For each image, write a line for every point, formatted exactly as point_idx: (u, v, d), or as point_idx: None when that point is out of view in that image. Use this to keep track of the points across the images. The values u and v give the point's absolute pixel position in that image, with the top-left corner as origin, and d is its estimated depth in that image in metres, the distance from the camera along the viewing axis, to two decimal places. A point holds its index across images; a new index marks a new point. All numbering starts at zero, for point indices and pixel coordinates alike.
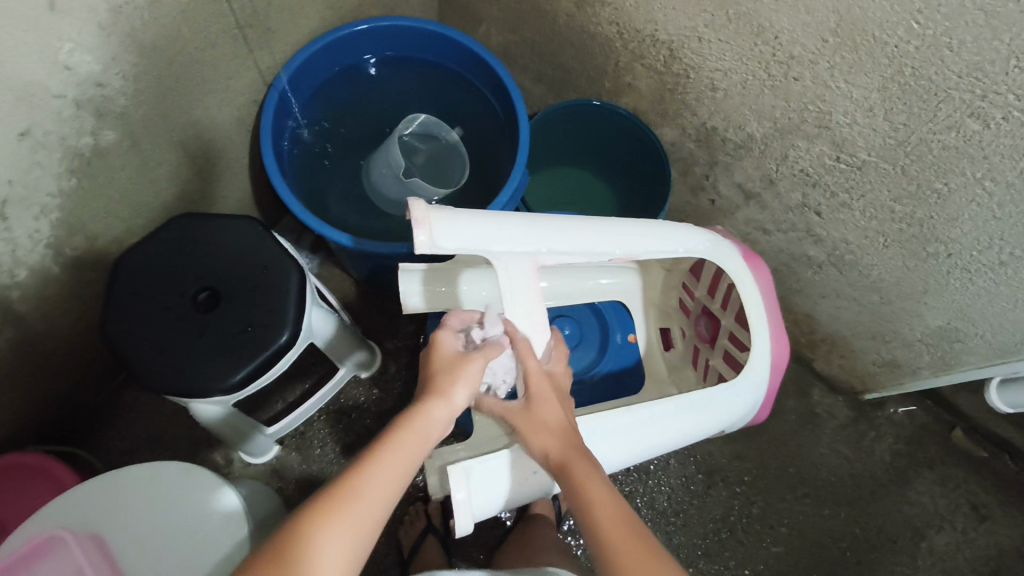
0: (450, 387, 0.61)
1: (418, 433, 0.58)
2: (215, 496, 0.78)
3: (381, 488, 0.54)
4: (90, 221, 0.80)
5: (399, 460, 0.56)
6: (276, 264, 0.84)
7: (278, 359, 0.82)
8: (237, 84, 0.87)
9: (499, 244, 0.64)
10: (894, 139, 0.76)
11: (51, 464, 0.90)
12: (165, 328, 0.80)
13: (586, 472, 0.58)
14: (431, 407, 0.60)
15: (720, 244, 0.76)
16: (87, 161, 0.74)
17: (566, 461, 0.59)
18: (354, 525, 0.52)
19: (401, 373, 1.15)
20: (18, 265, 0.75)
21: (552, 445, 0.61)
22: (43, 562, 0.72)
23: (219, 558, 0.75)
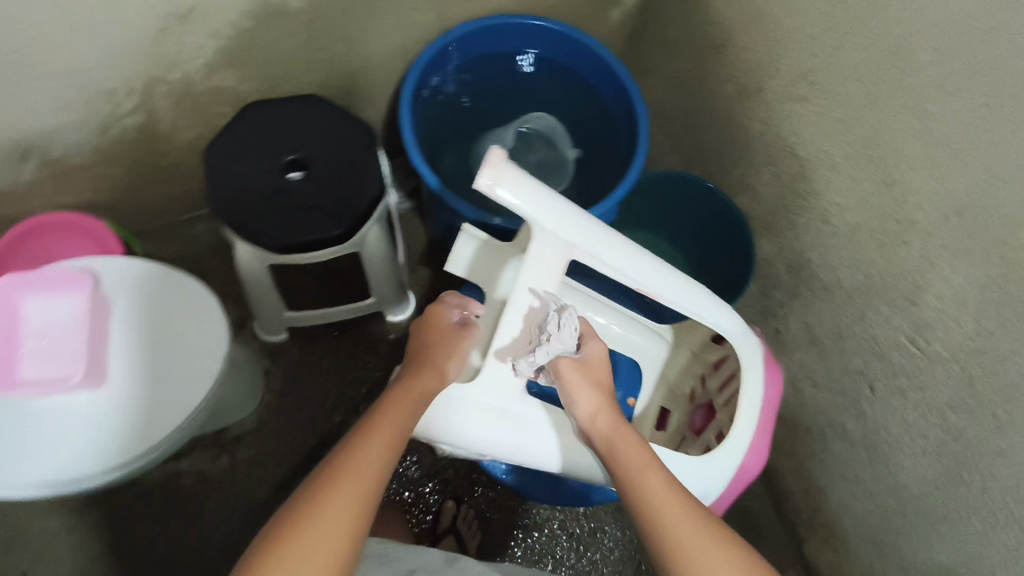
0: (443, 361, 0.68)
1: (409, 399, 0.64)
2: (208, 314, 0.84)
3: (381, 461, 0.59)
4: (246, 65, 0.92)
5: (398, 424, 0.62)
6: (364, 171, 0.91)
7: (322, 246, 0.88)
8: (418, 18, 0.96)
9: (552, 223, 0.63)
10: (975, 343, 0.72)
11: (94, 224, 1.05)
12: (250, 173, 0.89)
13: (628, 441, 0.64)
14: (428, 378, 0.66)
15: (748, 337, 0.75)
16: (271, 14, 0.85)
17: (610, 435, 0.65)
18: (361, 490, 0.56)
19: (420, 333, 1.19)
20: (175, 67, 0.87)
21: (596, 416, 0.67)
22: (54, 295, 0.79)
23: (185, 376, 0.80)
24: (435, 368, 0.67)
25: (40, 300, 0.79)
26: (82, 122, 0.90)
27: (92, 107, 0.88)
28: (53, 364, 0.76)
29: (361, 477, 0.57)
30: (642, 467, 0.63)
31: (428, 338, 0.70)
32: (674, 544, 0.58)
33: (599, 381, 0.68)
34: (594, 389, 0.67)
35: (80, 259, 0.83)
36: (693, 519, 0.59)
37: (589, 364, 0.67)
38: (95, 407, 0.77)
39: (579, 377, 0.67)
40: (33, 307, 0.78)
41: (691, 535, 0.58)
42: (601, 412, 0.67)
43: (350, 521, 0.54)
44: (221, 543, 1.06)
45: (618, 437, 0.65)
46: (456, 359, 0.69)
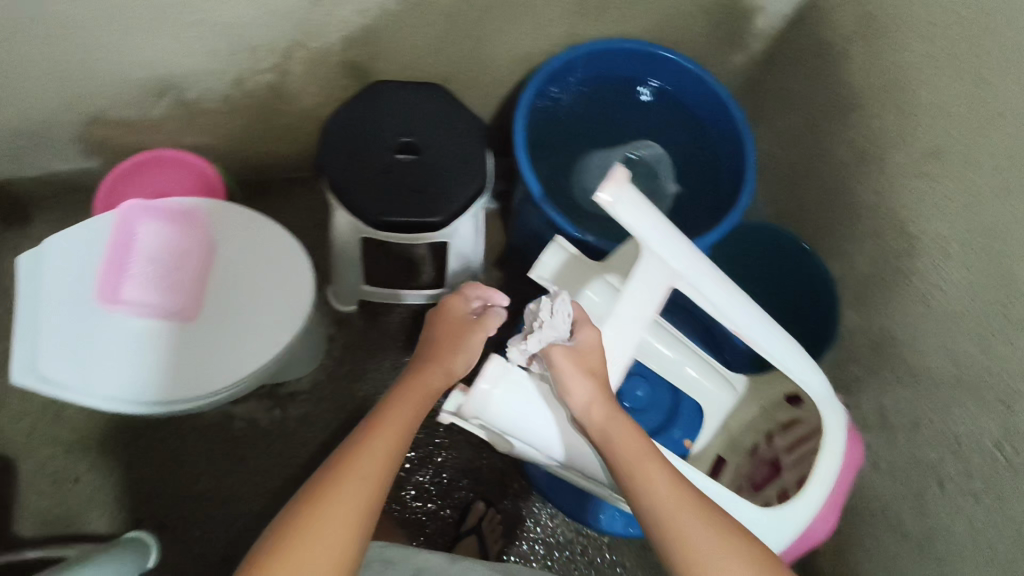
0: (448, 357, 0.73)
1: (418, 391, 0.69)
2: (295, 267, 0.86)
3: (391, 448, 0.63)
4: (381, 45, 0.95)
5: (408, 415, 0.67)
6: (470, 166, 0.93)
7: (418, 229, 0.90)
8: (551, 30, 0.98)
9: (662, 250, 0.63)
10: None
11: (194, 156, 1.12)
12: (364, 146, 0.92)
13: (621, 432, 0.62)
14: (434, 373, 0.72)
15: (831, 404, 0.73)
16: (417, 2, 0.88)
17: (603, 424, 0.63)
18: (371, 472, 0.60)
19: None
20: (317, 36, 0.91)
21: (591, 406, 0.63)
22: (167, 230, 0.85)
23: (274, 322, 0.83)
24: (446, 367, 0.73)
25: (155, 232, 0.85)
26: (224, 71, 0.95)
27: (234, 59, 0.93)
28: (158, 291, 0.81)
29: (372, 462, 0.61)
30: (636, 459, 0.60)
31: (437, 335, 0.75)
32: (674, 539, 0.56)
33: (594, 368, 0.64)
34: (589, 379, 0.63)
35: (191, 199, 0.87)
36: (696, 519, 0.57)
37: (581, 353, 0.63)
38: (178, 337, 0.81)
39: (571, 366, 0.63)
40: (149, 237, 0.84)
41: (692, 531, 0.56)
42: (598, 401, 0.63)
43: (362, 502, 0.58)
44: (256, 492, 1.09)
45: (614, 429, 0.62)
46: (460, 355, 0.74)
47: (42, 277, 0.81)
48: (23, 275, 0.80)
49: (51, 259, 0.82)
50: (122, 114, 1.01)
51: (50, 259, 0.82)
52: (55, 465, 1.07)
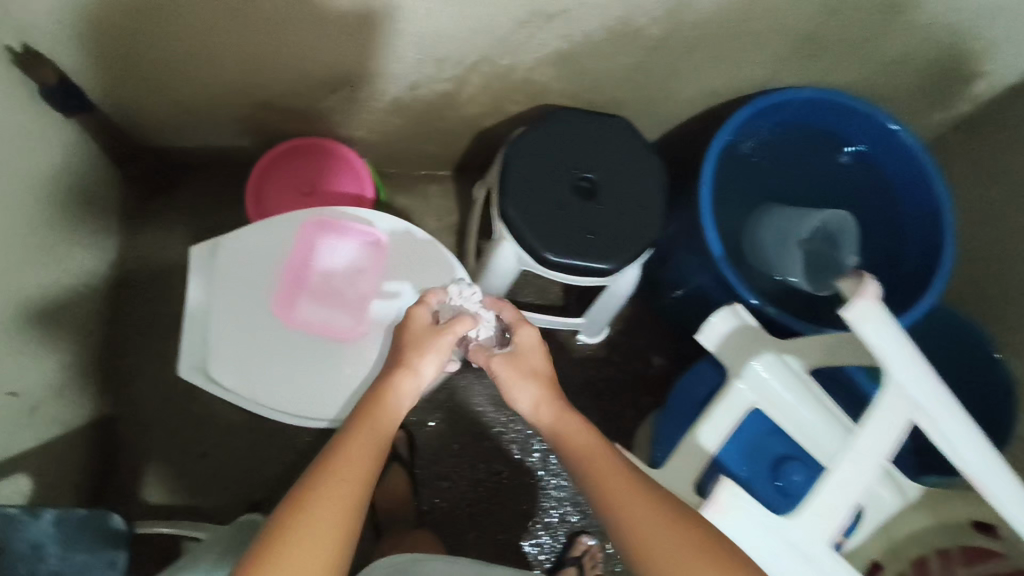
0: (415, 359, 0.71)
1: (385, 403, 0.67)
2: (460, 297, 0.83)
3: (366, 454, 0.62)
4: (569, 69, 0.89)
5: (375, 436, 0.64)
6: (648, 213, 0.87)
7: (585, 273, 0.86)
8: (750, 72, 0.91)
9: (907, 379, 0.58)
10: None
11: (360, 163, 1.08)
12: (541, 176, 0.87)
13: (574, 434, 0.68)
14: (403, 377, 0.69)
15: None
16: (622, 34, 0.81)
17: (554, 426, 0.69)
18: (333, 505, 0.56)
19: (601, 359, 1.21)
20: (507, 55, 0.85)
21: (537, 406, 0.72)
22: (342, 243, 0.83)
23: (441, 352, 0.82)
24: (411, 375, 0.70)
25: (331, 242, 0.83)
26: (403, 77, 0.90)
27: (417, 68, 0.88)
28: (328, 310, 0.82)
29: (339, 487, 0.58)
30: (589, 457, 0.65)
31: (400, 342, 0.73)
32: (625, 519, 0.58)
33: (532, 368, 0.74)
34: (529, 379, 0.73)
35: (366, 210, 0.84)
36: (657, 523, 0.57)
37: (518, 356, 0.74)
38: (337, 360, 0.81)
39: (512, 370, 0.73)
40: (325, 247, 0.83)
41: (643, 513, 0.58)
42: (541, 400, 0.72)
43: (329, 540, 0.55)
44: None
45: (560, 425, 0.69)
46: (430, 359, 0.71)
47: (215, 279, 0.82)
48: (201, 276, 0.82)
49: (224, 262, 0.82)
50: (288, 103, 0.98)
51: (223, 263, 0.82)
52: (184, 437, 1.10)
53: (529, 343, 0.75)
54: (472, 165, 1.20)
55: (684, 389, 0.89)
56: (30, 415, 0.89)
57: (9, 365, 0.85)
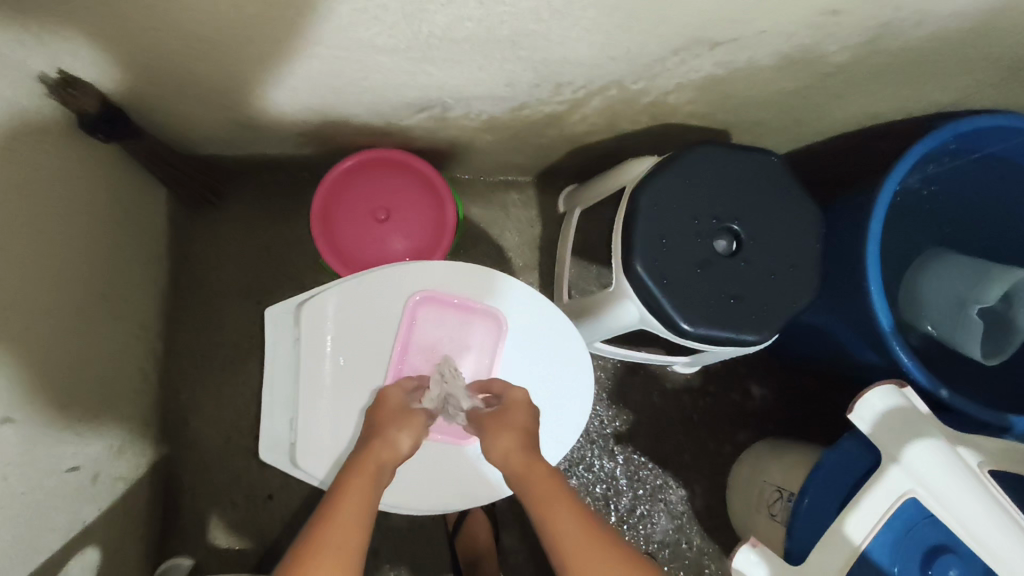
0: (394, 432, 0.64)
1: (361, 474, 0.59)
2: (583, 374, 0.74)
3: (346, 549, 0.52)
4: (712, 93, 0.74)
5: (355, 512, 0.55)
6: (802, 272, 0.75)
7: (719, 342, 0.74)
8: (930, 95, 0.75)
9: None
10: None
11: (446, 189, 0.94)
12: (679, 224, 0.74)
13: (545, 487, 0.59)
14: (380, 449, 0.62)
15: None
16: (797, 61, 0.66)
17: (524, 476, 0.61)
18: None
19: (695, 390, 1.11)
20: (645, 80, 0.70)
21: (510, 459, 0.62)
22: (452, 311, 0.73)
23: (556, 435, 0.74)
24: (384, 438, 0.63)
25: (439, 310, 0.73)
26: (509, 100, 0.75)
27: (530, 92, 0.73)
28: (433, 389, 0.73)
29: None
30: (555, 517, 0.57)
31: (374, 421, 0.66)
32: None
33: (511, 421, 0.65)
34: (506, 429, 0.64)
35: (482, 272, 0.73)
36: None
37: (504, 412, 0.65)
38: (440, 444, 0.72)
39: (493, 422, 0.65)
40: (431, 315, 0.73)
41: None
42: (515, 449, 0.63)
43: None
44: (445, 534, 1.03)
45: (532, 479, 0.60)
46: (409, 434, 0.65)
47: (302, 352, 0.70)
48: (284, 347, 0.71)
49: (311, 334, 0.70)
50: (365, 120, 0.83)
51: (308, 335, 0.70)
52: (249, 480, 1.01)
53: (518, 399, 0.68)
54: (559, 173, 1.05)
55: (822, 471, 0.79)
56: (92, 483, 0.81)
57: (69, 437, 0.76)
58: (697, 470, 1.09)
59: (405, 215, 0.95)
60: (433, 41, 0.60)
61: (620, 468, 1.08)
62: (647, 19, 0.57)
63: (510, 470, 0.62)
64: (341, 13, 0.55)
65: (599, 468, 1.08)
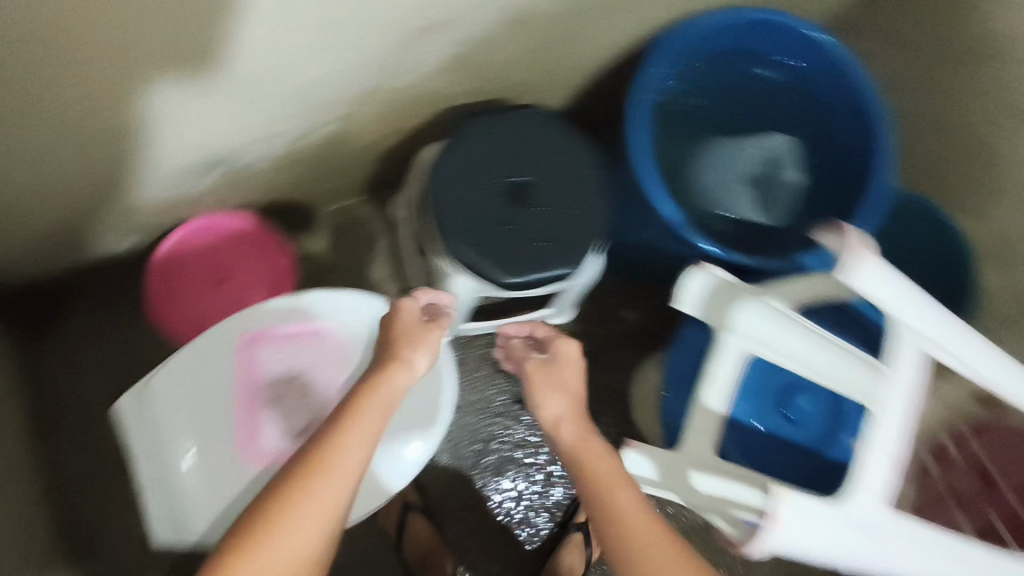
0: (412, 352, 0.68)
1: (377, 395, 0.63)
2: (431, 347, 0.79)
3: (360, 444, 0.58)
4: (465, 71, 0.81)
5: (371, 422, 0.60)
6: (595, 201, 0.83)
7: (544, 283, 0.81)
8: (647, 15, 0.85)
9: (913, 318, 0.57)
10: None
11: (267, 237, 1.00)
12: (474, 196, 0.81)
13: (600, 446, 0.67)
14: (397, 369, 0.66)
15: None
16: (514, 20, 0.74)
17: (574, 439, 0.69)
18: (331, 490, 0.54)
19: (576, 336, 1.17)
20: (395, 78, 0.76)
21: (560, 418, 0.71)
22: (286, 339, 0.76)
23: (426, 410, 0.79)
24: (404, 364, 0.67)
25: (273, 343, 0.76)
26: (289, 132, 0.79)
27: (300, 121, 0.78)
28: (297, 413, 0.75)
29: (337, 473, 0.55)
30: (614, 482, 0.64)
31: (394, 333, 0.70)
32: (622, 529, 0.60)
33: (563, 382, 0.74)
34: (561, 392, 0.73)
35: (298, 295, 0.77)
36: (658, 532, 0.60)
37: (558, 369, 0.75)
38: None
39: (546, 379, 0.74)
40: (268, 351, 0.76)
41: (644, 531, 0.60)
42: (566, 409, 0.71)
43: (311, 540, 0.52)
44: (390, 548, 1.06)
45: (580, 445, 0.68)
46: (424, 352, 0.69)
47: (159, 429, 0.71)
48: (136, 438, 0.71)
49: (163, 411, 0.72)
50: (161, 201, 0.85)
51: (158, 412, 0.71)
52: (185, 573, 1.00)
53: (569, 353, 0.78)
54: (381, 184, 1.10)
55: (676, 361, 0.88)
56: None
57: None
58: (599, 404, 1.17)
59: (239, 273, 0.99)
60: (180, 100, 0.64)
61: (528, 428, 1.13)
62: (364, 23, 0.63)
63: (556, 430, 0.71)
64: (71, 107, 0.58)
65: (515, 434, 1.13)
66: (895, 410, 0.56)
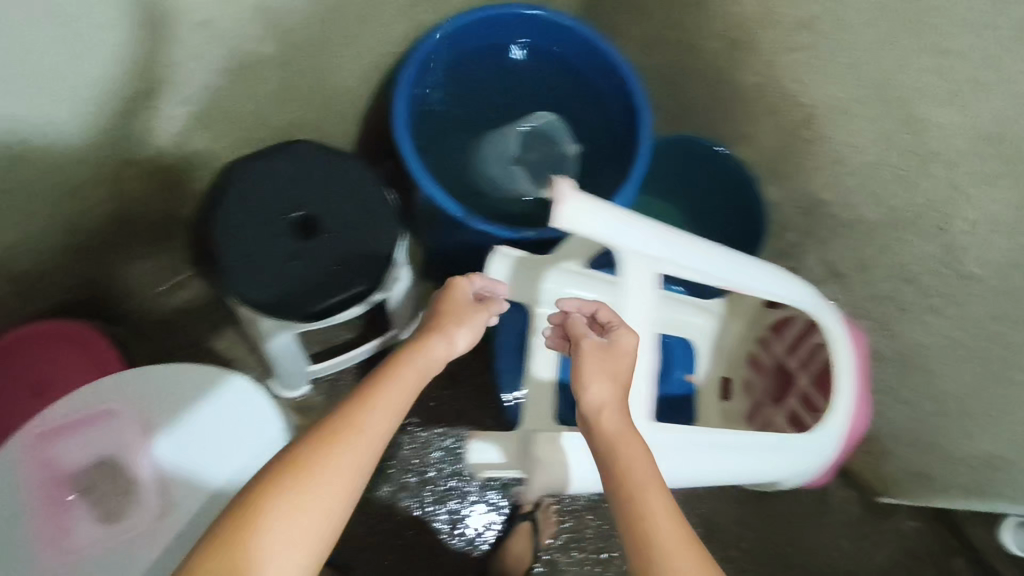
0: (453, 330, 0.67)
1: (417, 363, 0.62)
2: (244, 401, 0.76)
3: (386, 413, 0.58)
4: (220, 123, 0.83)
5: (401, 388, 0.60)
6: (380, 214, 0.86)
7: (351, 304, 0.84)
8: (388, 32, 0.89)
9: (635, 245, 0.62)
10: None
11: (88, 334, 0.96)
12: (259, 240, 0.82)
13: (629, 442, 0.56)
14: (437, 345, 0.65)
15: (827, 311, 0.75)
16: (240, 65, 0.76)
17: (615, 433, 0.56)
18: (353, 451, 0.54)
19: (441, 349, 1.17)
20: (144, 144, 0.79)
21: (604, 406, 0.57)
22: (88, 432, 0.74)
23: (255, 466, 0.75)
24: (447, 337, 0.66)
25: (74, 438, 0.74)
26: (59, 219, 0.81)
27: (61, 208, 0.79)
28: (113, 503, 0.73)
29: (359, 438, 0.55)
30: (644, 479, 0.53)
31: (438, 311, 0.68)
32: (645, 542, 0.51)
33: (613, 369, 0.60)
34: (612, 381, 0.59)
35: (89, 385, 0.74)
36: (683, 537, 0.51)
37: (613, 351, 0.60)
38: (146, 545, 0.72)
39: (593, 358, 0.60)
40: (69, 448, 0.73)
41: (666, 533, 0.51)
42: (610, 400, 0.58)
43: (332, 498, 0.53)
44: None
45: (617, 439, 0.56)
46: (467, 329, 0.68)
47: None
48: None
49: None
50: None
51: None
52: None
53: (626, 344, 0.61)
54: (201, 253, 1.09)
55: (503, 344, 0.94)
56: None
57: None
58: (479, 409, 1.17)
59: (59, 377, 0.95)
60: None
61: (412, 451, 1.13)
62: None
63: (590, 417, 0.58)
64: None
65: (401, 460, 1.13)
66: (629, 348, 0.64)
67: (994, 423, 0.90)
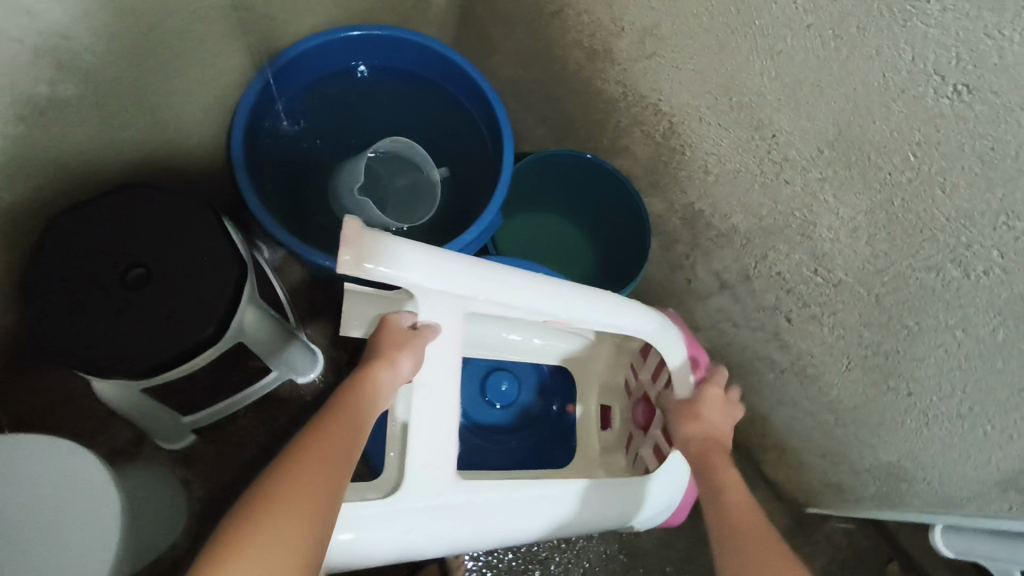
0: (397, 359, 0.62)
1: (363, 400, 0.59)
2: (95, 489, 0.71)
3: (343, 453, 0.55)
4: (32, 176, 0.74)
5: (351, 426, 0.57)
6: (224, 257, 0.81)
7: (197, 352, 0.79)
8: (224, 63, 0.84)
9: (436, 284, 0.62)
10: (949, 255, 0.63)
11: None
12: (84, 294, 0.76)
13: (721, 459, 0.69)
14: (381, 377, 0.60)
15: (668, 330, 0.77)
16: (41, 111, 0.69)
17: (705, 450, 0.70)
18: (324, 489, 0.52)
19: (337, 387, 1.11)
20: None
21: (695, 436, 0.72)
22: None
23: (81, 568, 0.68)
24: (389, 367, 0.61)
25: None
26: None
27: None
28: None
29: (321, 478, 0.52)
30: (732, 483, 0.66)
31: (378, 342, 0.64)
32: (738, 531, 0.61)
33: (704, 413, 0.74)
34: (701, 418, 0.73)
35: None
36: (767, 535, 0.60)
37: (706, 398, 0.75)
38: None
39: (688, 404, 0.74)
40: None
41: (754, 529, 0.61)
42: (701, 433, 0.72)
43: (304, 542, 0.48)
44: None
45: (711, 454, 0.70)
46: (411, 356, 0.62)
47: None
48: None
49: None
50: None
51: None
52: None
53: (714, 396, 0.75)
54: None
55: None
56: None
57: None
58: None
59: None
60: None
61: None
62: None
63: (688, 448, 0.71)
64: None
65: None
66: (429, 409, 0.63)
67: (888, 433, 0.86)
